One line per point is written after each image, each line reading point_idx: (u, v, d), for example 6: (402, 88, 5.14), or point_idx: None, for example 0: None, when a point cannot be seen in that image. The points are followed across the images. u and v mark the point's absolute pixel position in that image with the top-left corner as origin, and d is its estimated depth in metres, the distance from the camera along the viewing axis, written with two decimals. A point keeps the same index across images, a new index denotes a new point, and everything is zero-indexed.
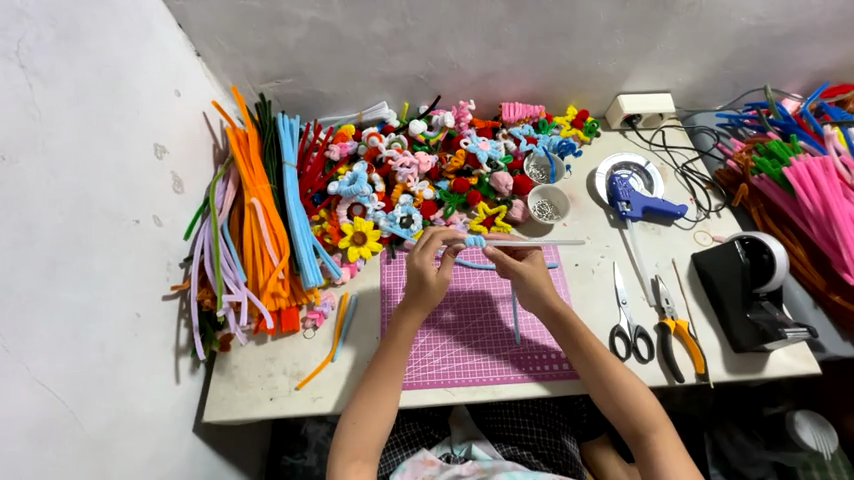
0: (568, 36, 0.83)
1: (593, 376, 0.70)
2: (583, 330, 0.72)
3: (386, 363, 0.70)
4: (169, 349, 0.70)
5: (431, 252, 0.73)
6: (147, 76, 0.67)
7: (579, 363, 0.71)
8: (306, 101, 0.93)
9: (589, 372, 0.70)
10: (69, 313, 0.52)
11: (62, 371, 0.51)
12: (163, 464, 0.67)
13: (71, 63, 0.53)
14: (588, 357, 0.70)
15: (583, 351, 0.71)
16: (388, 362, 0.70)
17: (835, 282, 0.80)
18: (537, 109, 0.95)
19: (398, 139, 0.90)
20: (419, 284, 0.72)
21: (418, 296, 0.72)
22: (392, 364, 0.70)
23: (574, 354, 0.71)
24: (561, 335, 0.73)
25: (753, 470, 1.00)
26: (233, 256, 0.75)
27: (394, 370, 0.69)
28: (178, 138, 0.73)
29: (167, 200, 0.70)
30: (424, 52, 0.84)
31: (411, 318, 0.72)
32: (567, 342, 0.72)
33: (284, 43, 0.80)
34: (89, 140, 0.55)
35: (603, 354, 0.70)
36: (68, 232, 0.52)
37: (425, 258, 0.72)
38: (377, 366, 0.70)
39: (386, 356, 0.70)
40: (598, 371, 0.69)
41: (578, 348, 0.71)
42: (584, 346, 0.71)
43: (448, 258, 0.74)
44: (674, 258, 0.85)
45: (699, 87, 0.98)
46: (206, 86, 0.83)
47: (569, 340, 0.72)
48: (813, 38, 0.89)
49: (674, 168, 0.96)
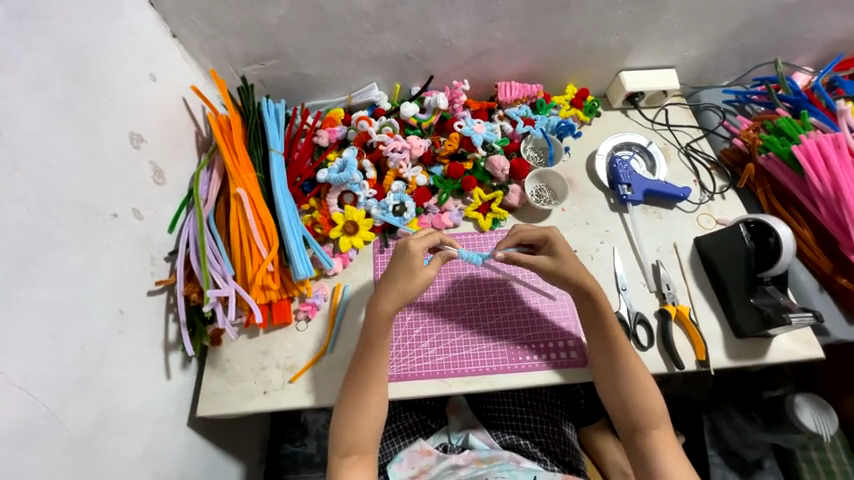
0: (566, 8, 0.78)
1: (611, 372, 0.68)
2: (611, 322, 0.69)
3: (370, 362, 0.67)
4: (157, 345, 0.68)
5: (424, 239, 0.70)
6: (118, 59, 0.63)
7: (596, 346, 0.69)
8: (293, 84, 0.89)
9: (603, 367, 0.69)
10: (44, 314, 0.50)
11: (39, 372, 0.49)
12: (157, 460, 0.66)
13: (29, 48, 0.50)
14: (608, 349, 0.68)
15: (607, 343, 0.68)
16: (377, 357, 0.67)
17: (843, 264, 0.78)
18: (534, 88, 0.90)
19: (389, 123, 0.86)
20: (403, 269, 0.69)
21: (393, 287, 0.68)
22: (375, 362, 0.67)
23: (597, 346, 0.69)
24: (587, 322, 0.70)
25: (752, 452, 0.98)
26: (220, 249, 0.73)
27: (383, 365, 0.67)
28: (156, 125, 0.70)
29: (147, 191, 0.67)
30: (414, 29, 0.79)
31: (381, 311, 0.67)
32: (590, 331, 0.70)
33: (265, 22, 0.76)
34: (54, 131, 0.52)
35: (625, 348, 0.68)
36: (37, 230, 0.50)
37: (417, 244, 0.70)
38: (356, 366, 0.68)
39: (366, 353, 0.67)
40: (615, 365, 0.68)
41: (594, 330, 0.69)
42: (610, 339, 0.68)
43: (438, 261, 0.71)
44: (676, 242, 0.83)
45: (705, 61, 0.94)
46: (185, 69, 0.79)
47: (595, 330, 0.69)
48: (828, 6, 0.84)
49: (678, 147, 0.92)
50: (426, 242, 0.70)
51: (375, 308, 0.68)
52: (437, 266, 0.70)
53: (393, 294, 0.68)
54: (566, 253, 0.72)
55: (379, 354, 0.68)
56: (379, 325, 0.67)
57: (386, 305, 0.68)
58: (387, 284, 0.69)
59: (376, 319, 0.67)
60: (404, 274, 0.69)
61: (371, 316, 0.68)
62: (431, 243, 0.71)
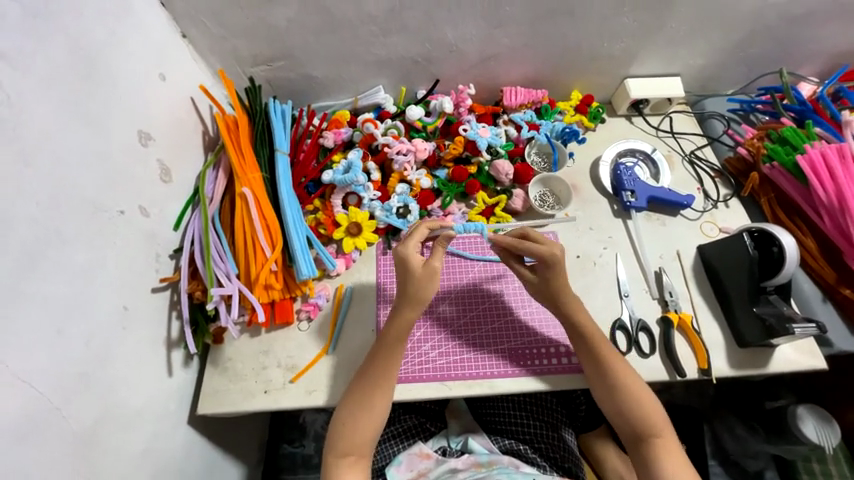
0: (572, 15, 0.78)
1: (601, 381, 0.68)
2: (591, 332, 0.70)
3: (381, 367, 0.67)
4: (160, 342, 0.68)
5: (416, 239, 0.71)
6: (128, 58, 0.64)
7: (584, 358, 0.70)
8: (299, 85, 0.90)
9: (597, 376, 0.68)
10: (50, 307, 0.50)
11: (43, 366, 0.50)
12: (157, 457, 0.66)
13: (42, 45, 0.51)
14: (594, 358, 0.69)
15: (594, 353, 0.69)
16: (382, 358, 0.68)
17: (846, 275, 0.78)
18: (539, 93, 0.91)
19: (394, 125, 0.87)
20: (402, 271, 0.70)
21: (409, 294, 0.69)
22: (385, 367, 0.67)
23: (584, 357, 0.69)
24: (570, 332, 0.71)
25: (753, 462, 0.98)
26: (224, 247, 0.74)
27: (389, 367, 0.67)
28: (164, 124, 0.70)
29: (153, 188, 0.68)
30: (421, 33, 0.80)
31: (405, 318, 0.69)
32: (577, 343, 0.70)
33: (274, 23, 0.76)
34: (63, 127, 0.53)
35: (612, 358, 0.68)
36: (45, 224, 0.50)
37: (408, 246, 0.70)
38: (367, 371, 0.68)
39: (378, 357, 0.68)
40: (605, 373, 0.68)
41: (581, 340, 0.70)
42: (595, 349, 0.69)
43: (438, 249, 0.70)
44: (679, 249, 0.83)
45: (711, 70, 0.94)
46: (193, 69, 0.79)
47: (579, 340, 0.70)
48: (833, 16, 0.84)
49: (682, 155, 0.92)
50: (418, 237, 0.71)
51: (397, 316, 0.69)
52: (438, 257, 0.70)
53: (412, 302, 0.69)
54: (554, 278, 0.71)
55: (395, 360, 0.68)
56: (401, 332, 0.69)
57: (410, 313, 0.69)
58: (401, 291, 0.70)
59: (398, 326, 0.69)
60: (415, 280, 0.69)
61: (394, 323, 0.69)
62: (422, 236, 0.72)
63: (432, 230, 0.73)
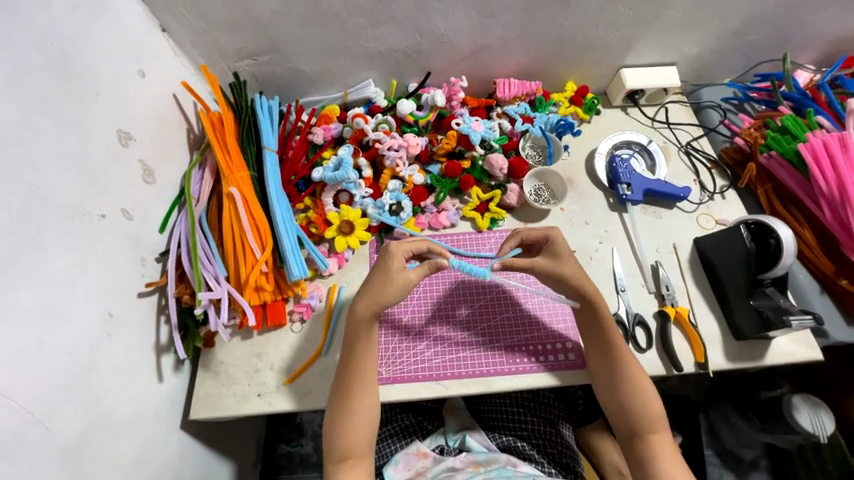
0: (566, 3, 0.76)
1: (607, 376, 0.67)
2: (608, 321, 0.68)
3: (356, 368, 0.66)
4: (149, 347, 0.67)
5: (405, 245, 0.69)
6: (103, 54, 0.61)
7: (592, 351, 0.69)
8: (286, 80, 0.87)
9: (602, 370, 0.68)
10: (28, 318, 0.48)
11: (24, 379, 0.48)
12: (150, 464, 0.65)
13: (8, 41, 0.48)
14: (606, 353, 0.67)
15: (605, 350, 0.67)
16: (362, 354, 0.66)
17: (845, 267, 0.77)
18: (534, 85, 0.89)
19: (385, 120, 0.85)
20: (380, 267, 0.68)
21: (368, 290, 0.67)
22: (364, 371, 0.66)
23: (594, 353, 0.68)
24: (588, 329, 0.69)
25: (748, 450, 1.00)
26: (212, 249, 0.72)
27: (365, 367, 0.66)
28: (146, 122, 0.68)
29: (136, 191, 0.65)
30: (411, 24, 0.78)
31: (357, 314, 0.67)
32: (588, 338, 0.69)
33: (259, 15, 0.74)
34: (35, 128, 0.50)
35: (622, 349, 0.67)
36: (21, 233, 0.48)
37: (396, 247, 0.69)
38: (341, 373, 0.66)
39: (345, 352, 0.67)
40: (612, 370, 0.67)
41: (596, 336, 0.68)
42: (609, 343, 0.67)
43: (424, 268, 0.68)
44: (676, 243, 0.82)
45: (707, 58, 0.92)
46: (175, 65, 0.77)
47: (589, 330, 0.69)
48: (832, 2, 0.83)
49: (678, 146, 0.91)
50: (413, 246, 0.70)
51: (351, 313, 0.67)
52: (419, 273, 0.68)
53: (369, 296, 0.67)
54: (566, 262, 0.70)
55: (364, 357, 0.67)
56: (356, 328, 0.67)
57: (361, 309, 0.66)
58: (365, 286, 0.68)
59: (353, 323, 0.67)
60: (380, 275, 0.68)
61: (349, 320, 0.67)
62: (417, 249, 0.71)
63: (431, 250, 0.71)
